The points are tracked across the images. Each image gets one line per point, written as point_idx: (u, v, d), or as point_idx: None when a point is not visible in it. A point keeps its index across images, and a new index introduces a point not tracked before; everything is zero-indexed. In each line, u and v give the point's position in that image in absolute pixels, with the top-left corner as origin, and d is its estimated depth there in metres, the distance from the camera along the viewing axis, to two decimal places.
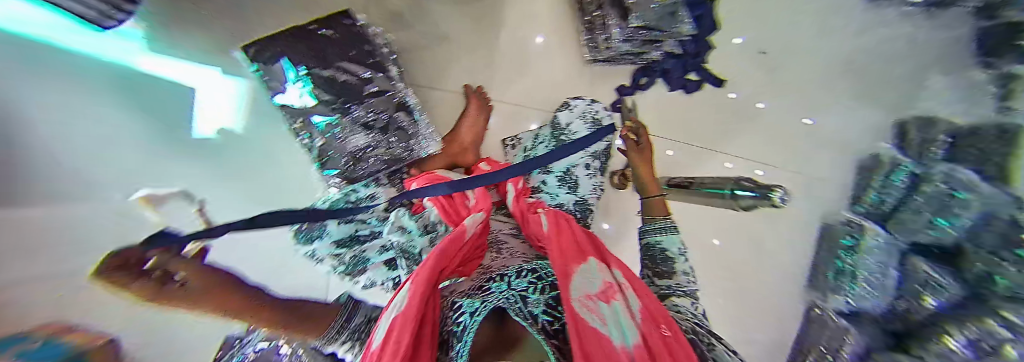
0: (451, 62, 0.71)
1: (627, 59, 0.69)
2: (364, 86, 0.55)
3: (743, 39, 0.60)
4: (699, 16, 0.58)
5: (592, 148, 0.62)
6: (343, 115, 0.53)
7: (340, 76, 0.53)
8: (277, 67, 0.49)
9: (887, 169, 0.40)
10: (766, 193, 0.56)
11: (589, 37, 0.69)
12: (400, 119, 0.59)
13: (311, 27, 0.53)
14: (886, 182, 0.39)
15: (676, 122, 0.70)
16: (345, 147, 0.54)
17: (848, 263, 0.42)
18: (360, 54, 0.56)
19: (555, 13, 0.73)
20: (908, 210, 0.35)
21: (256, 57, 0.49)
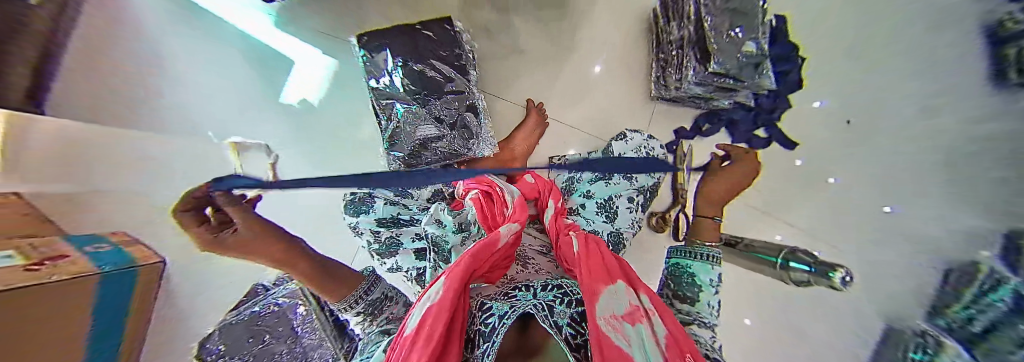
0: (518, 76, 0.78)
1: (693, 101, 0.66)
2: (446, 84, 0.63)
3: (824, 103, 0.43)
4: (784, 71, 0.49)
5: (641, 182, 0.60)
6: (422, 106, 0.61)
7: (428, 71, 0.62)
8: (380, 56, 0.59)
9: (986, 279, 0.23)
10: (822, 271, 0.34)
11: (661, 73, 0.70)
12: (467, 119, 0.66)
13: (417, 27, 0.63)
14: (983, 294, 0.23)
15: None
16: (415, 136, 0.61)
17: None
18: (450, 55, 0.64)
19: (628, 46, 0.76)
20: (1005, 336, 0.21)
21: (365, 44, 0.60)
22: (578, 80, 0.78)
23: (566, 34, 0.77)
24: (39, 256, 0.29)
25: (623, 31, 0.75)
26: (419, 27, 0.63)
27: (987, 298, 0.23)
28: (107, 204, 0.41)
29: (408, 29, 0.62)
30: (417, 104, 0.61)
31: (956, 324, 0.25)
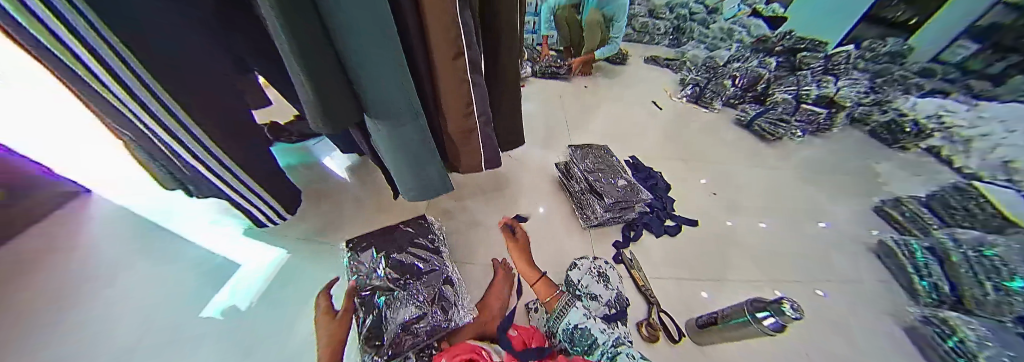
0: (480, 241, 0.85)
1: (614, 220, 0.88)
2: (422, 265, 0.65)
3: (706, 181, 1.07)
4: (654, 183, 1.01)
5: (607, 298, 0.61)
6: (402, 291, 0.60)
7: (409, 256, 0.66)
8: (364, 253, 0.66)
9: (907, 257, 0.78)
10: (778, 307, 0.49)
11: (581, 211, 0.90)
12: (445, 291, 0.62)
13: (397, 225, 0.75)
14: (917, 266, 0.75)
15: (672, 260, 0.81)
16: (395, 323, 0.55)
17: (960, 344, 0.59)
18: (422, 236, 0.72)
19: (554, 196, 1.00)
20: (964, 281, 0.66)
21: (352, 246, 0.69)
22: (528, 224, 0.90)
23: (508, 198, 0.98)
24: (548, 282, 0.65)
25: (547, 186, 1.03)
26: (400, 226, 0.74)
27: (926, 264, 0.73)
28: None
29: (388, 229, 0.73)
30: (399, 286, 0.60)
31: (935, 296, 0.70)
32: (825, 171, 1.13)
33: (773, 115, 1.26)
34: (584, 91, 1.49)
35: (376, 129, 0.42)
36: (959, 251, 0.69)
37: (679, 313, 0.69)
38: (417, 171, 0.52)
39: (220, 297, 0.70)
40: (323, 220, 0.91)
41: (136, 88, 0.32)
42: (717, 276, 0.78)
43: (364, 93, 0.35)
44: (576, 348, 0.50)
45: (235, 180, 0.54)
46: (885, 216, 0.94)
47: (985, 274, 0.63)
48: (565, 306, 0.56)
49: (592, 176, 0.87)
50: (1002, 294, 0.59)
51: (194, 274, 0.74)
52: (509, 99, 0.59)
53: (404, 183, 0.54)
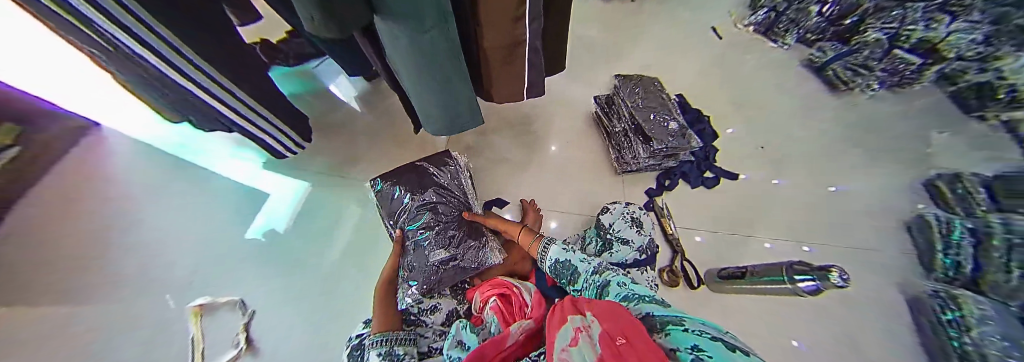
0: (507, 180, 0.85)
1: (651, 167, 0.85)
2: (449, 207, 0.64)
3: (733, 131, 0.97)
4: (701, 130, 0.93)
5: (638, 243, 0.60)
6: (431, 233, 0.61)
7: (436, 197, 0.64)
8: (390, 192, 0.65)
9: (943, 236, 0.70)
10: (823, 276, 0.61)
11: (618, 155, 0.86)
12: (474, 235, 0.64)
13: (417, 162, 0.71)
14: (949, 244, 0.68)
15: (704, 214, 0.83)
16: (429, 264, 0.58)
17: (961, 323, 0.58)
18: (446, 175, 0.69)
19: (584, 137, 0.93)
20: (991, 270, 0.59)
21: (380, 181, 0.68)
22: (555, 170, 0.87)
23: (536, 138, 0.91)
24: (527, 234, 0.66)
25: (579, 127, 0.94)
26: (422, 164, 0.70)
27: (960, 244, 0.66)
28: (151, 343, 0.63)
29: (412, 166, 0.69)
30: (428, 229, 0.61)
31: (951, 273, 0.67)
32: (907, 121, 0.96)
33: (855, 61, 0.97)
34: (629, 8, 1.20)
35: (397, 47, 0.31)
36: (999, 237, 0.59)
37: (702, 261, 0.75)
38: (446, 99, 0.44)
39: (259, 222, 0.78)
40: (345, 148, 0.89)
41: (131, 21, 0.30)
42: (747, 232, 0.80)
43: (388, 11, 0.24)
44: (562, 280, 0.54)
45: (245, 105, 0.56)
46: (933, 191, 0.81)
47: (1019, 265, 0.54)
48: (546, 243, 0.59)
49: (639, 115, 0.79)
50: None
51: (230, 202, 0.82)
52: (564, 4, 0.43)
53: (428, 113, 0.47)
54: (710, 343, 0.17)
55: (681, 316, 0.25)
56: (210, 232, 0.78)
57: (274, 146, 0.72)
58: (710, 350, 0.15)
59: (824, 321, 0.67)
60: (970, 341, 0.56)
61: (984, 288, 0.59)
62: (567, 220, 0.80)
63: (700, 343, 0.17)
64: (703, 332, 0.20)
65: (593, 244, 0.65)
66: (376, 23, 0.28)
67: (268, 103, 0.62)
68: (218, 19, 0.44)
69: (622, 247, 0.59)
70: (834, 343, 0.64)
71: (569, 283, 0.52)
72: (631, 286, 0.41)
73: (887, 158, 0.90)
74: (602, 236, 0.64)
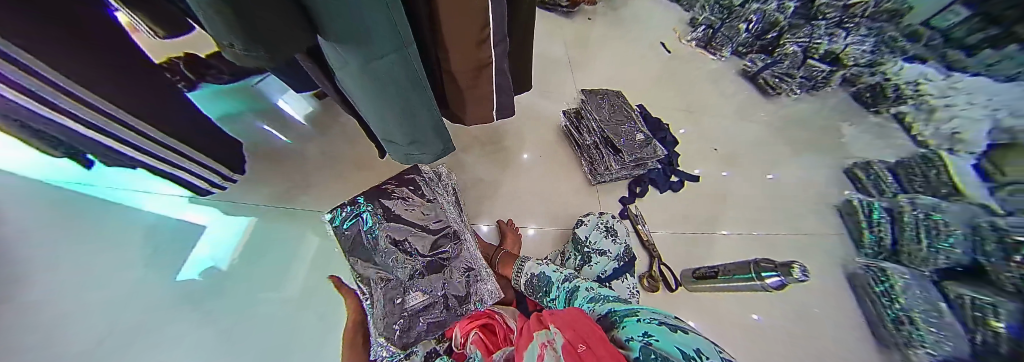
0: (483, 199, 0.84)
1: (622, 176, 0.89)
2: (423, 237, 0.59)
3: (687, 130, 1.06)
4: (664, 137, 0.99)
5: (614, 252, 0.63)
6: (403, 274, 0.56)
7: (407, 229, 0.59)
8: (356, 224, 0.57)
9: (865, 213, 0.80)
10: (787, 271, 0.58)
11: (590, 167, 0.89)
12: (457, 268, 0.60)
13: (385, 185, 0.62)
14: (871, 221, 0.78)
15: (672, 217, 0.89)
16: (405, 309, 0.55)
17: (890, 291, 0.67)
18: (419, 199, 0.62)
19: (555, 149, 0.95)
20: (909, 243, 0.68)
21: (337, 213, 0.58)
22: (529, 185, 0.88)
23: (509, 152, 0.91)
24: (499, 255, 0.70)
25: (549, 139, 0.96)
26: (389, 184, 0.62)
27: (879, 222, 0.76)
28: None
29: (378, 190, 0.61)
30: (400, 259, 0.56)
31: (876, 247, 0.77)
32: (832, 110, 1.08)
33: (780, 69, 1.11)
34: (586, 25, 1.27)
35: (351, 74, 0.28)
36: (910, 214, 0.69)
37: (677, 262, 0.82)
38: (411, 127, 0.41)
39: (197, 253, 0.56)
40: (305, 180, 0.84)
41: (39, 85, 0.27)
42: (711, 229, 0.88)
43: (340, 40, 0.23)
44: (538, 293, 0.57)
45: (179, 156, 0.54)
46: (848, 175, 0.93)
47: (930, 241, 0.63)
48: (520, 263, 0.62)
49: (604, 127, 0.84)
50: (937, 253, 0.62)
51: (153, 244, 0.51)
52: (526, 25, 0.44)
53: (392, 141, 0.44)
54: (654, 329, 0.28)
55: (637, 308, 0.35)
56: (123, 273, 0.43)
57: (201, 186, 0.65)
58: (660, 338, 0.26)
59: (778, 303, 0.77)
60: (901, 315, 0.63)
61: (901, 255, 0.70)
62: (548, 234, 0.82)
63: (649, 330, 0.28)
64: (643, 318, 0.31)
65: (573, 259, 0.64)
66: (326, 49, 0.25)
67: (204, 150, 0.60)
68: (130, 49, 0.39)
69: (600, 258, 0.62)
70: (786, 317, 0.75)
71: (546, 296, 0.54)
72: (598, 289, 0.46)
73: (814, 151, 1.03)
74: (580, 250, 0.64)
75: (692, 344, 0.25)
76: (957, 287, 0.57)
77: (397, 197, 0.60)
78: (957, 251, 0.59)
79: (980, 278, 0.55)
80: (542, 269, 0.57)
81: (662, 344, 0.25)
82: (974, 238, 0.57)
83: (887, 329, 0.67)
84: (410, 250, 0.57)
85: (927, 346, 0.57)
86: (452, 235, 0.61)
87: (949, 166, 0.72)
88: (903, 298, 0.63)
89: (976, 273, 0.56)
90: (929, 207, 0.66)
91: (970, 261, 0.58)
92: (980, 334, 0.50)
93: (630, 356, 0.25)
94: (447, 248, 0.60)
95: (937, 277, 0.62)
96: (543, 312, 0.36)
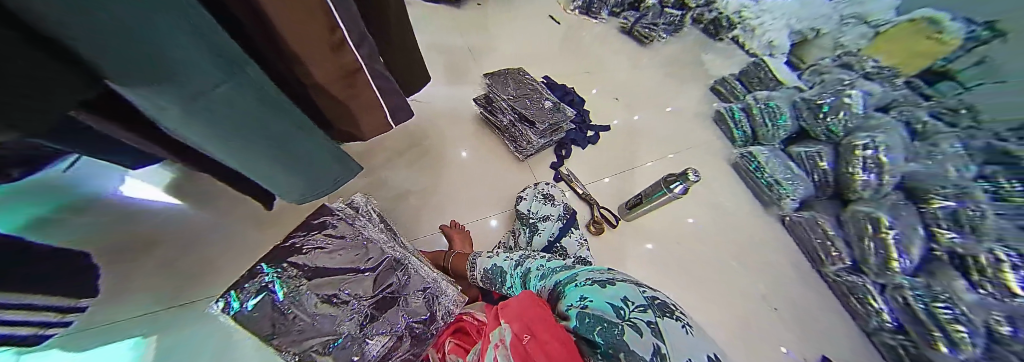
0: (421, 207, 0.81)
1: (545, 145, 0.95)
2: (357, 278, 0.54)
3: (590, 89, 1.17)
4: (571, 100, 1.08)
5: (556, 215, 0.68)
6: (345, 324, 0.50)
7: (332, 277, 0.52)
8: (266, 299, 0.47)
9: (729, 114, 1.03)
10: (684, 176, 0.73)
11: (515, 144, 0.92)
12: (410, 293, 0.57)
13: (285, 243, 0.55)
14: (733, 118, 1.01)
15: (597, 166, 0.99)
16: (369, 361, 0.49)
17: (757, 165, 0.92)
18: (336, 241, 0.56)
19: (479, 137, 0.95)
20: (764, 130, 0.95)
21: (232, 294, 0.46)
22: (465, 179, 0.87)
23: (434, 153, 0.89)
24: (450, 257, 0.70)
25: (472, 129, 0.96)
26: (297, 237, 0.55)
27: (739, 120, 1.00)
28: None
29: (285, 249, 0.53)
30: (339, 312, 0.50)
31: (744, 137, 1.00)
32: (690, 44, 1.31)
33: (647, 21, 1.28)
34: (475, 11, 1.27)
35: (177, 117, 0.24)
36: (758, 108, 0.96)
37: (613, 203, 0.93)
38: (290, 152, 0.38)
39: None
40: (190, 262, 0.68)
41: None
42: (630, 166, 1.01)
43: (127, 82, 0.18)
44: (495, 284, 0.57)
45: (23, 314, 0.41)
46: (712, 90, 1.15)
47: (773, 120, 0.92)
48: (474, 259, 0.63)
49: (515, 104, 0.88)
50: (779, 129, 0.92)
51: None
52: (395, 19, 0.42)
53: (270, 175, 0.39)
54: (587, 290, 0.31)
55: (574, 272, 0.38)
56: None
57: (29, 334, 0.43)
58: (593, 298, 0.29)
59: (691, 207, 0.93)
60: (769, 182, 0.90)
61: (756, 137, 0.97)
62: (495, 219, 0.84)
63: (583, 294, 0.31)
64: (577, 282, 0.34)
65: (522, 233, 0.67)
66: (119, 93, 0.20)
67: (57, 280, 0.47)
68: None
69: (546, 224, 0.66)
70: (698, 215, 0.92)
71: (500, 282, 0.55)
72: (545, 262, 0.48)
73: None
74: (526, 223, 0.67)
75: (619, 294, 0.28)
76: (800, 147, 0.88)
77: (311, 248, 0.54)
78: (789, 124, 0.91)
79: (805, 134, 0.91)
80: (493, 258, 0.59)
81: (595, 303, 0.28)
82: (800, 109, 0.90)
83: (762, 193, 0.93)
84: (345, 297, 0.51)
85: (795, 197, 0.86)
86: (392, 262, 0.58)
87: (773, 75, 1.03)
88: (761, 169, 0.91)
89: (804, 133, 0.91)
90: (766, 101, 0.95)
91: (797, 129, 0.92)
92: (818, 173, 0.83)
93: (571, 327, 0.28)
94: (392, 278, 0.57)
95: (783, 145, 0.94)
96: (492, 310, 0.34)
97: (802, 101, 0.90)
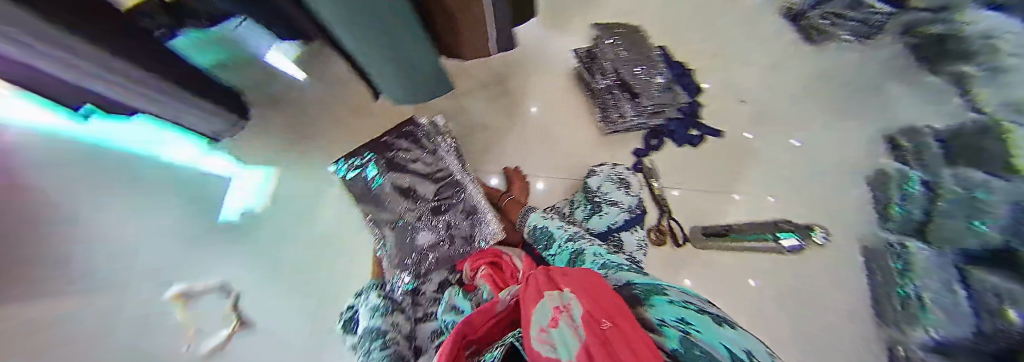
0: (489, 147, 0.85)
1: (636, 127, 0.85)
2: (426, 188, 0.61)
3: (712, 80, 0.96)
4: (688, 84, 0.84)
5: (626, 204, 0.60)
6: (410, 217, 0.58)
7: (408, 178, 0.59)
8: (362, 175, 0.57)
9: (899, 178, 0.59)
10: (808, 233, 0.67)
11: (604, 115, 0.85)
12: (462, 215, 0.62)
13: (380, 138, 0.61)
14: (905, 190, 0.57)
15: (685, 170, 0.86)
16: (414, 249, 0.57)
17: (906, 268, 0.54)
18: (417, 150, 0.62)
19: (563, 98, 0.90)
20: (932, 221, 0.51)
21: (344, 160, 0.57)
22: (537, 136, 0.87)
23: (515, 100, 0.88)
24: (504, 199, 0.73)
25: (559, 85, 0.90)
26: (389, 136, 0.61)
27: None
28: None
29: (380, 142, 0.60)
30: (407, 208, 0.58)
31: None
32: None
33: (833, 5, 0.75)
34: None
35: (331, 11, 0.26)
36: (946, 184, 0.50)
37: (687, 219, 0.82)
38: (402, 62, 0.40)
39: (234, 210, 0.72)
40: (310, 128, 0.85)
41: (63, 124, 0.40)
42: (727, 188, 0.83)
43: None
44: (538, 245, 0.55)
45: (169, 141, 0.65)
46: None
47: (949, 202, 0.49)
48: (525, 214, 0.62)
49: (623, 68, 0.78)
50: (934, 218, 0.51)
51: None
52: None
53: (385, 78, 0.43)
54: (693, 315, 0.20)
55: (660, 285, 0.28)
56: (162, 238, 0.50)
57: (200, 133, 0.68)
58: (700, 326, 0.18)
59: None
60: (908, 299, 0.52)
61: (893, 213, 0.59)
62: (554, 185, 0.83)
63: (686, 317, 0.20)
64: (672, 300, 0.23)
65: (581, 208, 0.63)
66: None
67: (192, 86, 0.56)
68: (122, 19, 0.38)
69: (611, 209, 0.60)
70: None
71: (547, 244, 0.53)
72: (608, 256, 0.42)
73: None
74: (590, 200, 0.63)
75: (744, 344, 0.16)
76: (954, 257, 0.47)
77: (397, 149, 0.60)
78: (966, 219, 0.45)
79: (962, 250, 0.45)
80: (548, 221, 0.56)
81: (705, 335, 0.17)
82: (971, 202, 0.45)
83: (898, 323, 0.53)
84: (413, 196, 0.59)
85: (932, 334, 0.47)
86: (455, 185, 0.63)
87: (980, 98, 0.48)
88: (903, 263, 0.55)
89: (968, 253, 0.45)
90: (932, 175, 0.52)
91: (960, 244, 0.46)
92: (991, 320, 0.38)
93: (662, 344, 0.17)
94: (456, 196, 0.63)
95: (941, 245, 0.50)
96: (563, 269, 0.30)
97: (968, 194, 0.46)
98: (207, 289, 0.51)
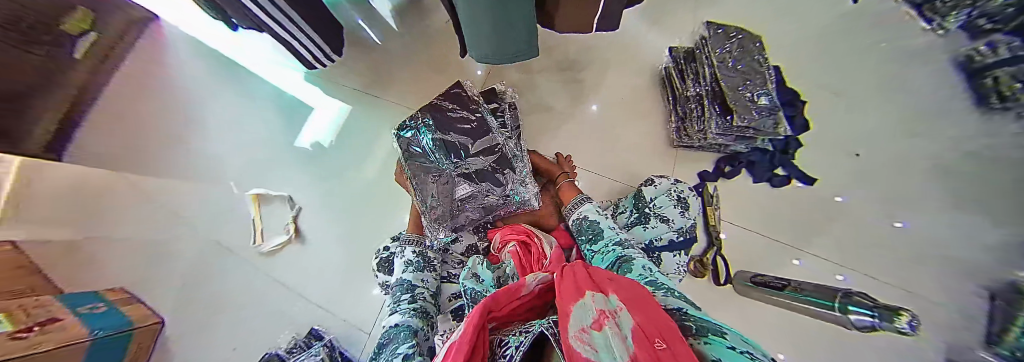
0: (549, 129, 0.84)
1: (711, 148, 0.78)
2: (469, 147, 0.60)
3: None
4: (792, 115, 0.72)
5: (679, 225, 0.57)
6: (448, 169, 0.58)
7: (454, 136, 0.59)
8: (406, 136, 0.58)
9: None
10: (881, 312, 0.33)
11: (681, 125, 0.77)
12: (501, 179, 0.61)
13: (435, 100, 0.63)
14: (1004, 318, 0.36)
15: (754, 210, 0.75)
16: (451, 199, 0.59)
17: None
18: (466, 111, 0.63)
19: (637, 98, 0.85)
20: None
21: (405, 124, 0.59)
22: (600, 130, 0.84)
23: (588, 89, 0.86)
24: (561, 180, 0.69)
25: (637, 84, 0.86)
26: (439, 99, 0.63)
27: None
28: (230, 220, 0.79)
29: (433, 104, 0.62)
30: (452, 163, 0.58)
31: None
32: None
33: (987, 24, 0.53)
34: None
35: None
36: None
37: (739, 264, 0.72)
38: (502, 28, 0.40)
39: (311, 134, 0.86)
40: (392, 68, 0.91)
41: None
42: (798, 244, 0.69)
43: None
44: (582, 236, 0.56)
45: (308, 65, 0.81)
46: None
47: None
48: (579, 201, 0.61)
49: (722, 75, 0.65)
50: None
51: (282, 116, 0.87)
52: None
53: (479, 41, 0.44)
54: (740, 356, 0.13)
55: (723, 328, 0.20)
56: (290, 166, 0.85)
57: (309, 58, 0.76)
58: None
59: None
60: None
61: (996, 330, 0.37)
62: (603, 184, 0.81)
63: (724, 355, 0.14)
64: (733, 345, 0.16)
65: (627, 215, 0.61)
66: None
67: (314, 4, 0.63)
68: None
69: (660, 224, 0.57)
70: None
71: (595, 239, 0.53)
72: (655, 274, 0.40)
73: None
74: (639, 209, 0.60)
75: None
76: None
77: (448, 109, 0.62)
78: None
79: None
80: (600, 218, 0.55)
81: None
82: None
83: None
84: (453, 151, 0.58)
85: None
86: (495, 149, 0.62)
87: None
88: None
89: None
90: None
91: None
92: None
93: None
94: (490, 158, 0.61)
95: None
96: (630, 283, 0.27)
97: None
98: (277, 197, 0.82)
